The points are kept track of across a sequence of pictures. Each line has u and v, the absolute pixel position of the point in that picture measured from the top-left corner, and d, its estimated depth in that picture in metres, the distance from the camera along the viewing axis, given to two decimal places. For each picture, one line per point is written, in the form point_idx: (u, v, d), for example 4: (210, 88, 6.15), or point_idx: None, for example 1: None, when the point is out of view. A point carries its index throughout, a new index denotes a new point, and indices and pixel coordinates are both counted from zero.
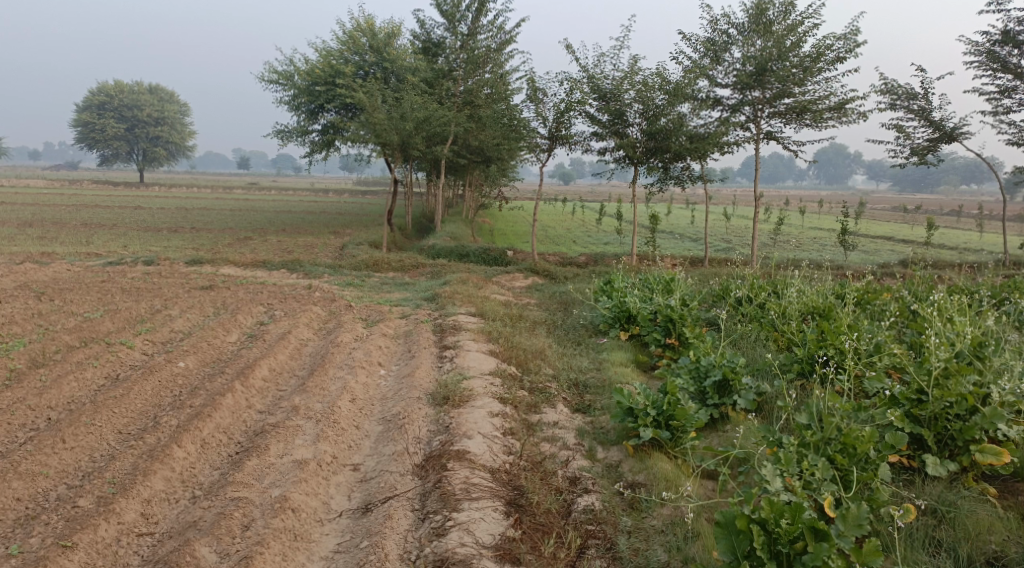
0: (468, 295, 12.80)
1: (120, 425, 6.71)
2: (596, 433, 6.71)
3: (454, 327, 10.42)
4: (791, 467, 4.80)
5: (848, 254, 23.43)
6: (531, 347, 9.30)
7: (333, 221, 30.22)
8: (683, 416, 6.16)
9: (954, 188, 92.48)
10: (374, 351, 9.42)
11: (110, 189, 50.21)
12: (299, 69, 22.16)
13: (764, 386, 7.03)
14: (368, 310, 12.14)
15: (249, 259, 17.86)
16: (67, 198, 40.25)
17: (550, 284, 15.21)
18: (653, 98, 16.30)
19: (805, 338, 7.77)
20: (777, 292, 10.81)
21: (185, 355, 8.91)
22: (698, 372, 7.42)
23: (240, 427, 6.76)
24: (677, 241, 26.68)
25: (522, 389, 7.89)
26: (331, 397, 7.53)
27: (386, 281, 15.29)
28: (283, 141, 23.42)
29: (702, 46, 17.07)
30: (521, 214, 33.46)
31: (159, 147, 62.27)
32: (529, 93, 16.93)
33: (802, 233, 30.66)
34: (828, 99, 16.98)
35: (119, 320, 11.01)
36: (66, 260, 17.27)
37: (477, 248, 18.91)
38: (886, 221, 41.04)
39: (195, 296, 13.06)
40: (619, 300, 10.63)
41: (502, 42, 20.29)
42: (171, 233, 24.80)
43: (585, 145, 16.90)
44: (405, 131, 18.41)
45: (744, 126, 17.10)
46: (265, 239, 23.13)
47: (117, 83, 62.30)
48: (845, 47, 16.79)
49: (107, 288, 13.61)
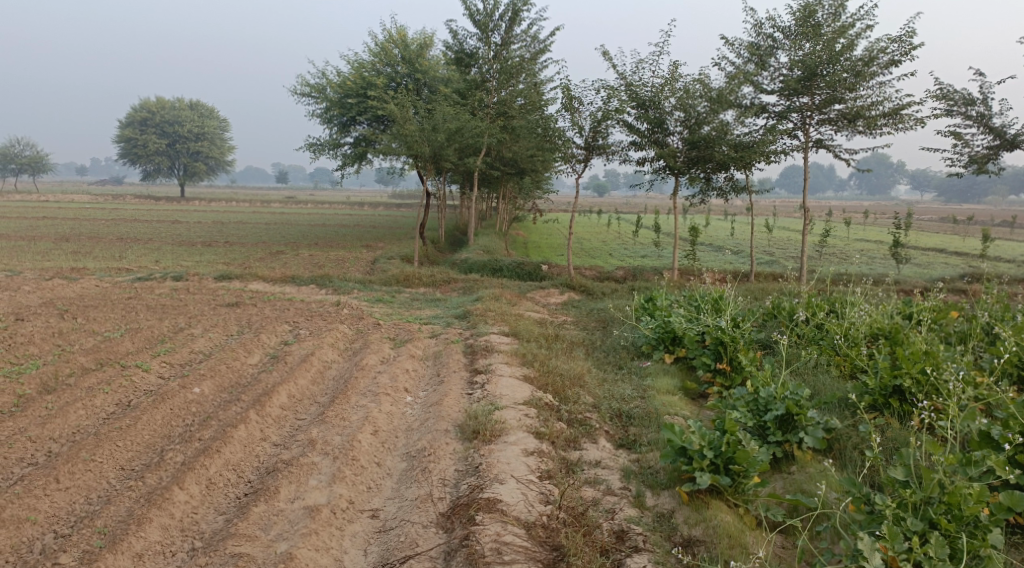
0: (501, 313, 12.16)
1: (122, 460, 6.19)
2: (643, 475, 6.02)
3: (487, 348, 9.77)
4: (896, 544, 4.25)
5: (901, 268, 22.33)
6: (569, 372, 8.62)
7: (366, 234, 29.88)
8: (745, 460, 5.48)
9: (1003, 198, 89.62)
10: (401, 375, 8.81)
11: (150, 203, 50.78)
12: (331, 81, 21.80)
13: (833, 423, 6.35)
14: (396, 328, 11.55)
15: (280, 273, 17.45)
16: (107, 212, 40.49)
17: (587, 300, 14.53)
18: (695, 105, 15.54)
19: (876, 366, 7.08)
20: (837, 312, 10.04)
21: (202, 380, 8.38)
22: (756, 405, 6.70)
23: (251, 463, 6.18)
24: (718, 254, 25.83)
25: (560, 421, 7.21)
26: (353, 428, 6.92)
27: (417, 297, 14.72)
28: (315, 154, 23.08)
29: (746, 50, 16.27)
30: (556, 227, 32.79)
31: (199, 162, 62.90)
32: (566, 102, 16.29)
33: (847, 245, 29.58)
34: (882, 105, 16.07)
35: (138, 340, 10.56)
36: (95, 276, 17.01)
37: (510, 263, 18.29)
38: (935, 233, 39.49)
39: (219, 313, 12.60)
40: (662, 320, 9.92)
41: (537, 52, 19.67)
42: (205, 247, 24.60)
43: (623, 155, 16.18)
44: (438, 143, 17.89)
45: (792, 134, 16.26)
46: (297, 253, 22.79)
47: (158, 99, 63.18)
48: (901, 49, 15.87)
49: (131, 305, 13.21)
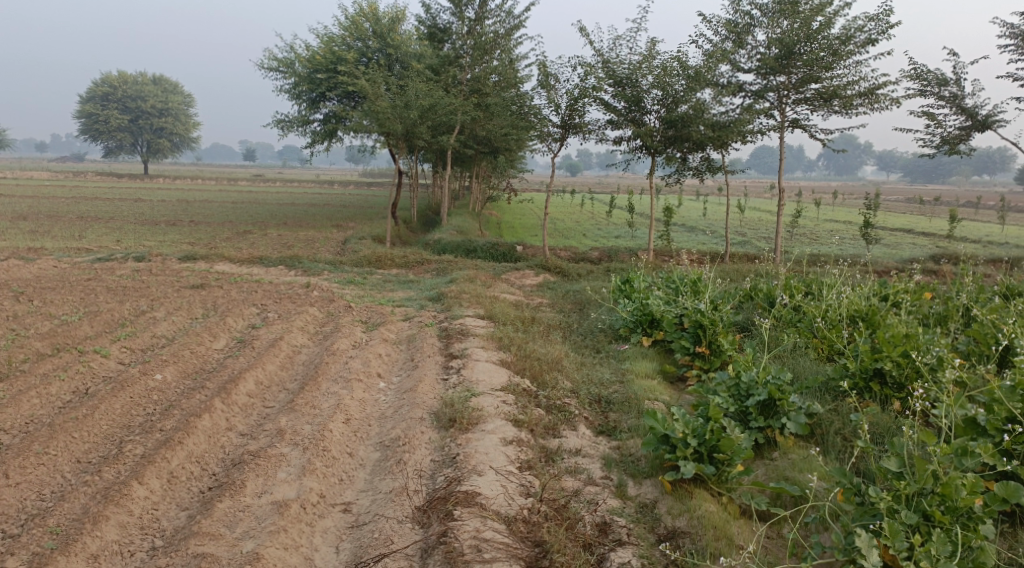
0: (476, 295, 11.91)
1: (79, 451, 5.88)
2: (624, 463, 5.85)
3: (462, 332, 9.53)
4: (896, 542, 4.19)
5: (871, 248, 22.46)
6: (547, 356, 8.42)
7: (336, 214, 29.38)
8: (729, 448, 5.32)
9: (966, 179, 91.13)
10: (373, 360, 8.55)
11: (112, 181, 49.58)
12: (300, 56, 21.22)
13: (815, 408, 6.24)
14: (368, 311, 11.24)
15: (247, 254, 17.00)
16: (68, 190, 39.36)
17: (563, 282, 14.34)
18: (673, 84, 15.32)
19: (857, 349, 7.00)
20: (815, 294, 9.97)
21: (164, 366, 8.03)
22: (737, 390, 6.54)
23: (215, 455, 5.91)
24: (691, 235, 25.82)
25: (538, 407, 7.01)
26: (324, 416, 6.66)
27: (389, 278, 14.42)
28: (283, 132, 22.53)
29: (723, 28, 16.07)
30: (530, 206, 32.54)
31: (164, 139, 61.43)
32: (541, 79, 15.98)
33: (818, 226, 29.77)
34: (857, 84, 16.01)
35: (98, 324, 10.13)
36: (53, 256, 16.42)
37: (484, 243, 18.03)
38: (903, 213, 39.92)
39: (184, 295, 12.19)
40: (640, 303, 9.77)
41: (511, 28, 19.25)
42: (169, 227, 23.94)
43: (600, 134, 15.95)
44: (410, 120, 17.51)
45: (768, 113, 16.13)
46: (266, 233, 22.28)
47: (121, 74, 61.49)
48: (877, 28, 15.78)
49: (91, 287, 12.73)
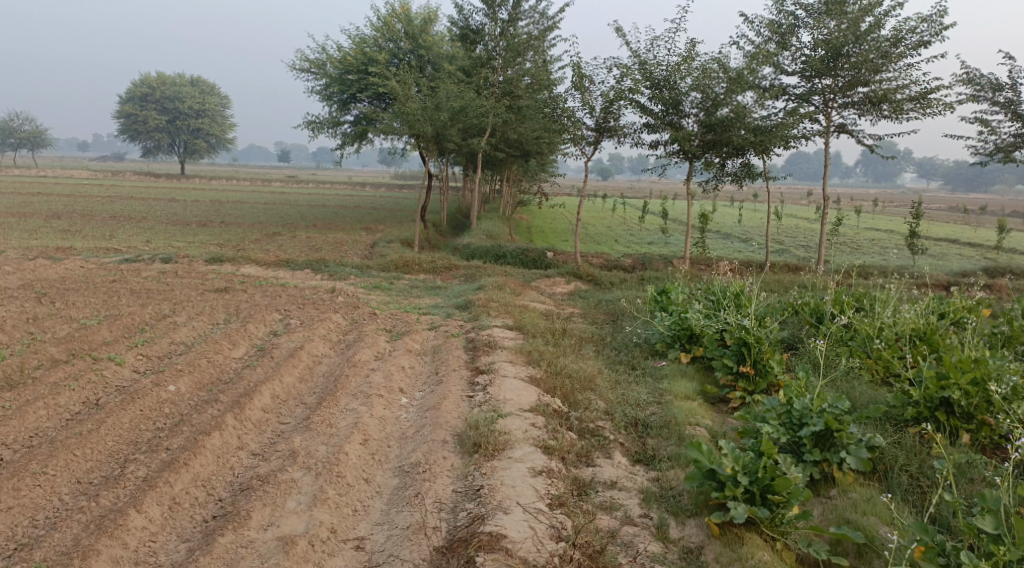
0: (505, 303, 11.43)
1: (79, 470, 5.54)
2: (665, 499, 5.35)
3: (490, 344, 9.05)
4: None
5: (916, 258, 21.59)
6: (579, 374, 7.93)
7: (365, 216, 29.10)
8: (785, 489, 4.83)
9: (1010, 188, 88.60)
10: (395, 373, 8.11)
11: (148, 180, 50.05)
12: (331, 57, 20.93)
13: (878, 441, 5.69)
14: (393, 319, 10.81)
15: (274, 257, 16.70)
16: (104, 189, 39.68)
17: (595, 290, 13.82)
18: (713, 86, 14.74)
19: (920, 375, 6.44)
20: (867, 311, 9.34)
21: (178, 376, 7.67)
22: (789, 418, 5.97)
23: (223, 479, 5.54)
24: (726, 243, 25.12)
25: (570, 431, 6.52)
26: (340, 436, 6.22)
27: (416, 284, 14.00)
28: (314, 133, 22.26)
29: (767, 29, 15.42)
30: (562, 211, 32.01)
31: (200, 139, 61.95)
32: (575, 80, 15.48)
33: (858, 234, 28.84)
34: (908, 88, 15.26)
35: (116, 329, 9.83)
36: (80, 256, 16.25)
37: (514, 249, 17.56)
38: (947, 222, 38.69)
39: (206, 299, 11.86)
40: (679, 316, 9.24)
41: (546, 29, 18.75)
42: (199, 227, 23.80)
43: (636, 138, 15.39)
44: (441, 122, 17.11)
45: (813, 118, 15.45)
46: (295, 236, 22.02)
47: (158, 75, 62.10)
48: (930, 30, 15.03)
49: (114, 289, 12.48)
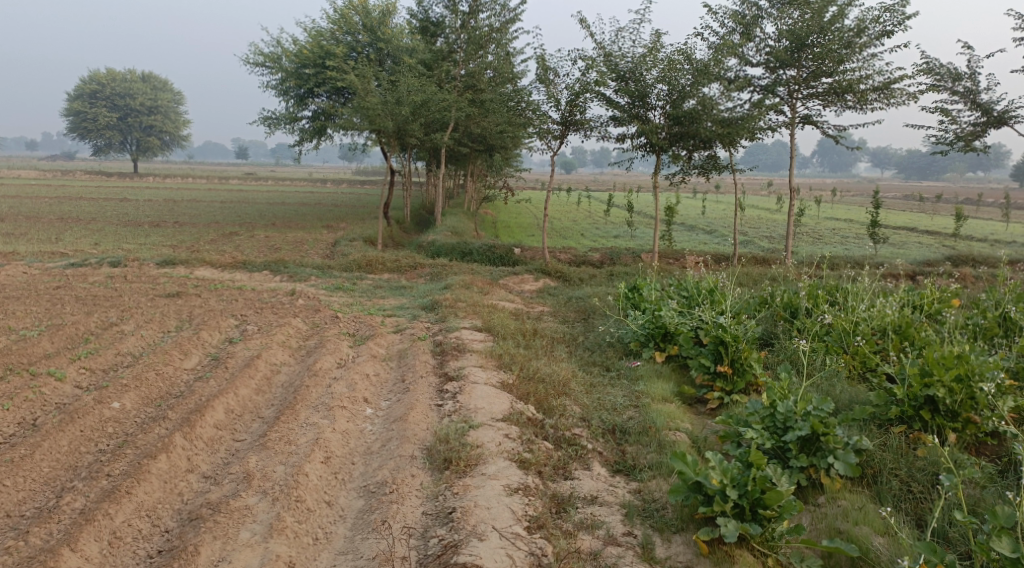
0: (472, 303, 11.04)
1: (9, 503, 5.15)
2: (650, 513, 5.06)
3: (458, 348, 8.65)
4: None
5: (878, 249, 21.73)
6: (552, 377, 7.59)
7: (326, 214, 28.47)
8: (777, 503, 4.57)
9: (961, 176, 90.70)
10: (359, 381, 7.67)
11: (100, 179, 48.56)
12: (287, 50, 20.28)
13: (866, 444, 5.46)
14: (356, 322, 10.35)
15: (230, 258, 16.07)
16: (53, 190, 38.32)
17: (564, 287, 13.52)
18: (679, 78, 14.48)
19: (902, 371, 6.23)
20: (841, 304, 9.15)
21: (123, 392, 7.15)
22: (773, 421, 5.68)
23: (169, 507, 5.13)
24: (692, 235, 25.08)
25: (546, 441, 6.19)
26: (300, 454, 5.80)
27: (380, 284, 13.53)
28: (270, 129, 21.60)
29: (731, 19, 15.22)
30: (526, 206, 31.70)
31: (153, 137, 60.26)
32: (539, 73, 15.12)
33: (820, 225, 29.06)
34: (871, 78, 15.19)
35: (58, 340, 9.22)
36: (24, 262, 15.45)
37: (480, 246, 17.16)
38: (903, 211, 39.27)
39: (158, 305, 11.26)
40: (652, 314, 8.94)
41: (508, 21, 18.37)
42: (152, 228, 22.96)
43: (602, 131, 15.10)
44: (402, 117, 16.64)
45: (779, 110, 15.31)
46: (253, 235, 21.34)
47: (109, 71, 60.34)
48: (892, 20, 14.96)
49: (59, 297, 11.81)
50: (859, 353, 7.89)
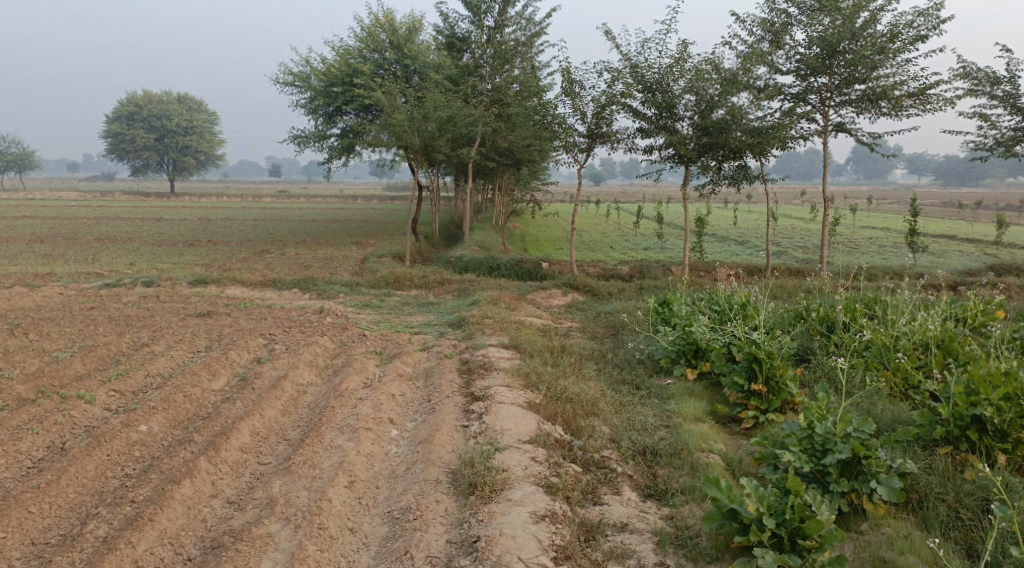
0: (500, 320, 10.93)
1: (34, 530, 5.18)
2: (683, 541, 4.94)
3: (485, 366, 8.53)
4: None
5: (917, 257, 21.22)
6: (581, 396, 7.45)
7: (356, 230, 28.62)
8: (816, 532, 4.40)
9: (1000, 181, 88.65)
10: (385, 402, 7.58)
11: (138, 199, 49.54)
12: (316, 70, 20.47)
13: (910, 468, 5.33)
14: (383, 340, 10.30)
15: (260, 276, 16.16)
16: (92, 210, 39.10)
17: (593, 302, 13.37)
18: (707, 88, 14.30)
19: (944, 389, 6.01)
20: (879, 317, 8.89)
21: (151, 413, 7.14)
22: (811, 442, 5.52)
23: (193, 535, 5.14)
24: (724, 246, 24.72)
25: (574, 464, 6.06)
26: (324, 478, 5.73)
27: (408, 301, 13.49)
28: (300, 147, 21.78)
29: (759, 27, 15.00)
30: (556, 220, 31.56)
31: (189, 156, 61.30)
32: (565, 86, 15.03)
33: (855, 233, 28.50)
34: (906, 84, 14.85)
35: (90, 361, 9.30)
36: (61, 282, 15.70)
37: (508, 260, 17.08)
38: (941, 218, 38.37)
39: (188, 325, 11.33)
40: (683, 330, 8.76)
41: (533, 35, 18.33)
42: (186, 247, 23.25)
43: (629, 143, 14.94)
44: (428, 133, 16.65)
45: (810, 118, 15.03)
46: (284, 253, 21.48)
47: (146, 94, 61.68)
48: (927, 24, 14.63)
49: (92, 317, 11.95)
50: (900, 370, 7.65)
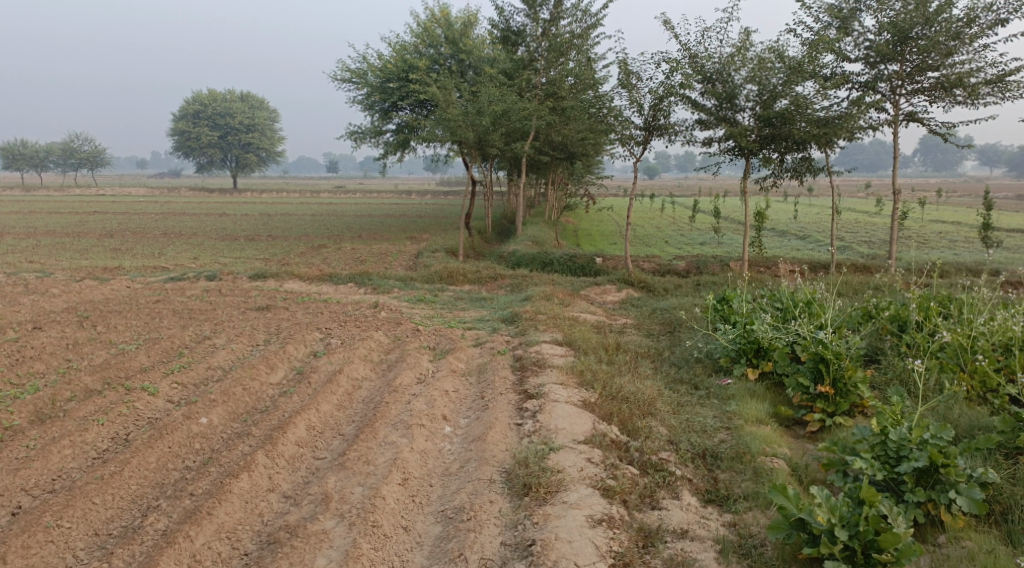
0: (554, 316, 10.81)
1: (98, 521, 5.32)
2: (746, 550, 4.89)
3: (538, 363, 8.42)
4: None
5: (990, 253, 20.31)
6: (637, 395, 7.28)
7: (411, 225, 28.80)
8: (893, 546, 4.37)
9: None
10: (438, 398, 7.54)
11: (203, 196, 50.91)
12: (372, 66, 20.63)
13: (991, 478, 5.20)
14: (437, 335, 10.27)
15: (318, 271, 16.37)
16: (158, 206, 40.26)
17: (649, 298, 13.14)
18: (770, 77, 13.91)
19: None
20: (954, 316, 8.48)
21: (211, 406, 7.22)
22: (884, 450, 5.45)
23: (250, 529, 5.19)
24: (784, 241, 24.07)
25: (630, 466, 5.95)
26: (378, 475, 5.72)
27: (462, 296, 13.48)
28: (357, 143, 22.00)
29: (826, 14, 14.50)
30: (610, 215, 31.24)
31: (251, 153, 62.64)
32: (622, 78, 14.80)
33: (923, 228, 27.46)
34: (983, 71, 14.18)
35: (153, 353, 9.51)
36: (128, 276, 16.15)
37: (562, 255, 16.93)
38: (1016, 213, 36.69)
39: (247, 319, 11.50)
40: (744, 328, 8.50)
41: (588, 27, 18.13)
42: (247, 242, 23.72)
43: (688, 135, 14.62)
44: (483, 127, 16.62)
45: (880, 108, 14.48)
46: (341, 248, 21.73)
47: (211, 92, 63.37)
48: (1007, 7, 13.94)
49: (157, 310, 12.24)
50: (978, 372, 7.37)
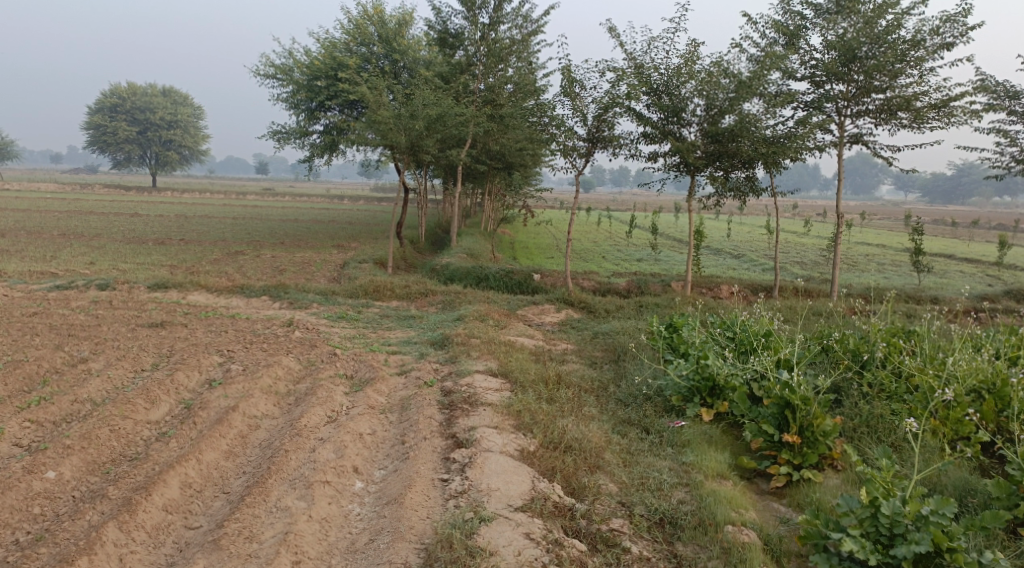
0: (488, 340, 9.70)
1: None
2: None
3: (470, 400, 7.33)
4: None
5: (921, 277, 20.30)
6: (584, 442, 6.27)
7: (338, 232, 27.32)
8: None
9: (987, 200, 88.39)
10: (350, 444, 6.32)
11: (115, 193, 47.95)
12: (299, 62, 19.15)
13: (1002, 565, 4.40)
14: (357, 360, 9.06)
15: (229, 281, 14.87)
16: (64, 203, 37.35)
17: (589, 320, 12.22)
18: (719, 92, 13.22)
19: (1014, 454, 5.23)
20: (919, 352, 7.76)
21: (63, 455, 5.83)
22: (875, 526, 4.62)
23: None
24: (720, 259, 23.66)
25: (577, 542, 5.00)
26: (261, 560, 4.74)
27: (387, 314, 12.27)
28: (280, 144, 20.47)
29: (773, 30, 13.94)
30: (547, 227, 30.35)
31: (172, 151, 59.59)
32: (564, 85, 13.90)
33: (852, 249, 27.56)
34: (928, 95, 13.85)
35: (12, 380, 8.00)
36: (7, 283, 14.28)
37: (497, 270, 15.89)
38: (934, 236, 37.58)
39: (136, 338, 10.02)
40: (696, 362, 7.57)
41: (530, 33, 17.20)
42: (156, 246, 21.88)
43: (632, 149, 13.80)
44: (416, 132, 15.43)
45: (826, 128, 13.98)
46: (259, 255, 20.18)
47: (130, 85, 59.90)
48: (952, 31, 13.62)
49: (30, 325, 10.59)
50: (953, 419, 6.62)
